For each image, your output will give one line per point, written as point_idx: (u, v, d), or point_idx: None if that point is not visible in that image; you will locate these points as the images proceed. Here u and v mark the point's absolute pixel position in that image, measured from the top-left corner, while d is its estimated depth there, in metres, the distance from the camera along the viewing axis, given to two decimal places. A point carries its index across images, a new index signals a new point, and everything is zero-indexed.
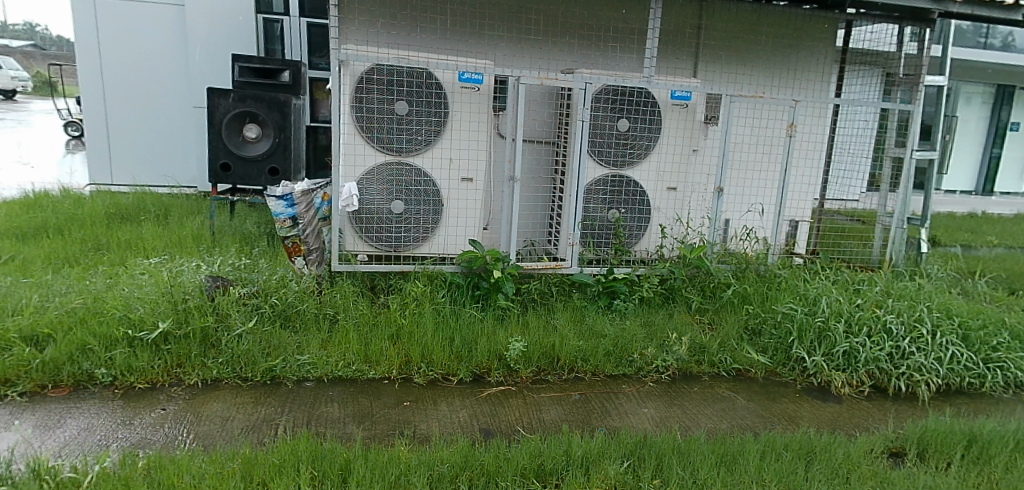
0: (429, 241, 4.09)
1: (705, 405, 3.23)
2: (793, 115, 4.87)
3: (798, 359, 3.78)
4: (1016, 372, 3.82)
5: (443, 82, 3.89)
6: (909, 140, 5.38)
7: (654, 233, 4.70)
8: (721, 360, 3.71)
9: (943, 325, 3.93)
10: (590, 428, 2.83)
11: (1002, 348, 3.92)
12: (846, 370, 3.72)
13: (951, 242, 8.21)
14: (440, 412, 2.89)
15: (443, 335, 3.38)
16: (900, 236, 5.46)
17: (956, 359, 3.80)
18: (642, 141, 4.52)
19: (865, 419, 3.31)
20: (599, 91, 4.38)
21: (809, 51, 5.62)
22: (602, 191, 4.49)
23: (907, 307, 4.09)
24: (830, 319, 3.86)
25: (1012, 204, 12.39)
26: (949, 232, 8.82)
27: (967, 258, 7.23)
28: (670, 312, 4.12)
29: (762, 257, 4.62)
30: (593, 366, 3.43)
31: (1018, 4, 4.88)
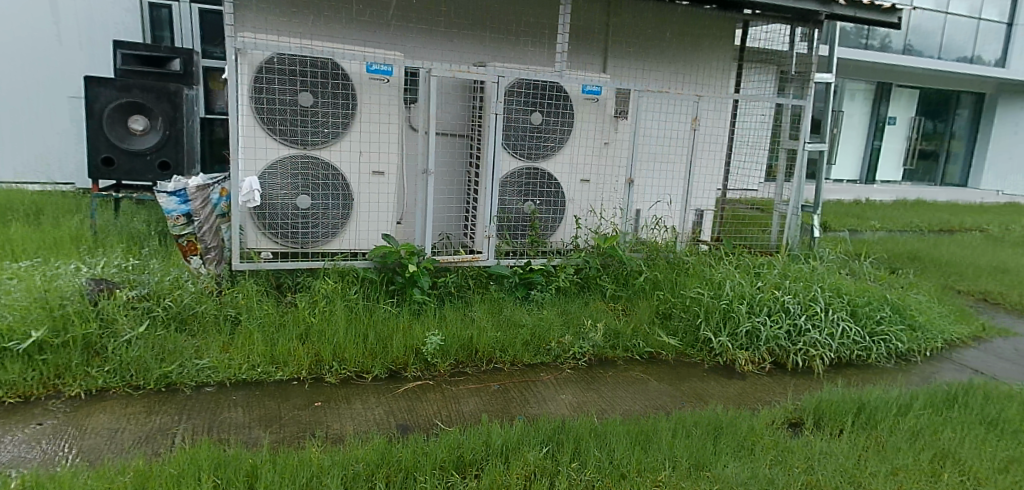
0: (339, 236, 3.96)
1: (620, 388, 3.32)
2: (697, 110, 5.09)
3: (705, 340, 3.96)
4: (897, 343, 4.18)
5: (350, 73, 3.78)
6: (801, 133, 5.75)
7: (569, 224, 4.75)
8: (635, 344, 3.82)
9: (834, 303, 4.26)
10: (509, 417, 2.84)
11: (884, 322, 4.29)
12: (749, 348, 3.93)
13: (840, 227, 8.87)
14: (354, 411, 2.81)
15: (355, 332, 3.30)
16: (795, 222, 5.89)
17: (846, 334, 4.10)
18: (555, 134, 4.58)
19: (766, 393, 3.51)
20: (512, 85, 4.38)
21: (710, 48, 5.87)
22: (518, 183, 4.48)
23: (801, 289, 4.38)
24: (734, 301, 4.08)
25: (891, 192, 13.52)
26: (837, 218, 9.52)
27: (854, 241, 7.82)
28: (585, 300, 4.20)
29: (671, 244, 4.82)
30: (512, 356, 3.44)
31: (892, 8, 5.33)
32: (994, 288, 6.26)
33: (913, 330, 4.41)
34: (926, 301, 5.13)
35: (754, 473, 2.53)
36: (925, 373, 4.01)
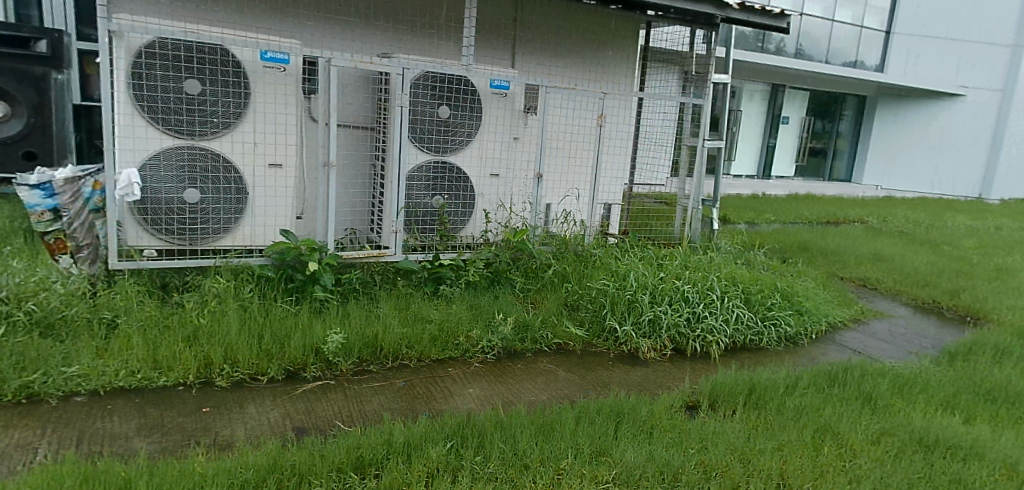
0: (233, 233, 3.76)
1: (528, 380, 3.34)
2: (602, 107, 5.21)
3: (610, 330, 4.06)
4: (786, 327, 4.46)
5: (242, 60, 3.60)
6: (701, 130, 6.02)
7: (479, 219, 4.75)
8: (543, 336, 3.86)
9: (729, 291, 4.49)
10: (414, 414, 2.79)
11: (775, 308, 4.57)
12: (651, 336, 4.07)
13: (738, 220, 9.37)
14: (247, 415, 2.68)
15: (250, 333, 3.16)
16: (697, 216, 6.09)
17: (740, 320, 4.34)
18: (463, 128, 4.54)
19: (666, 378, 3.64)
20: (418, 77, 4.26)
21: (614, 46, 6.02)
22: (426, 177, 4.41)
23: (700, 278, 4.59)
24: (637, 292, 4.22)
25: (785, 187, 14.42)
26: (737, 211, 10.04)
27: (750, 233, 8.28)
28: (495, 294, 4.20)
29: (579, 237, 4.91)
30: (419, 352, 3.38)
31: (781, 13, 5.65)
32: (872, 274, 6.80)
33: (800, 315, 4.72)
34: (812, 288, 5.50)
35: (651, 457, 2.63)
36: (811, 354, 4.30)
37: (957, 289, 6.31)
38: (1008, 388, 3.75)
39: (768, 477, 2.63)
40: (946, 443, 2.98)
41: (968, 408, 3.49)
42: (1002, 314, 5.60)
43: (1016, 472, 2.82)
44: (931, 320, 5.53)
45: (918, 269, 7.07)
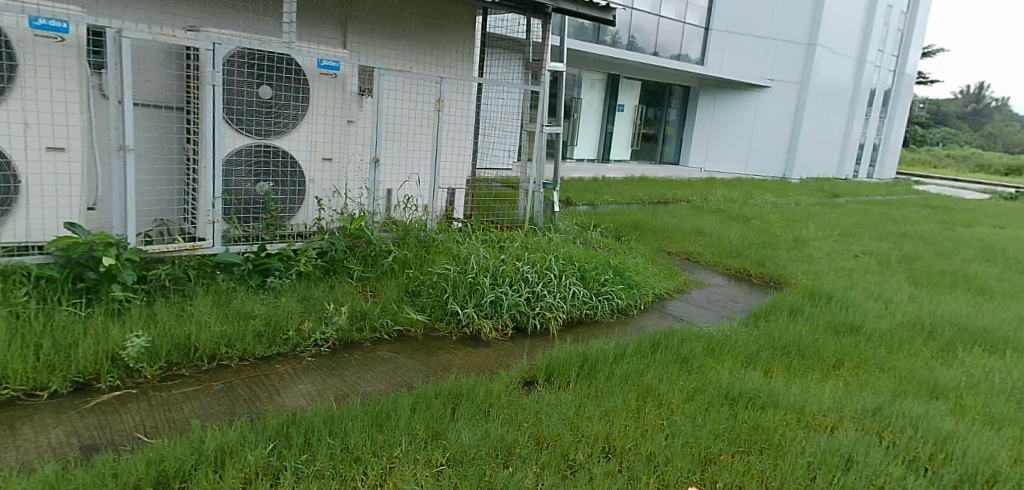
0: (4, 223, 3.42)
1: (366, 369, 3.24)
2: (441, 90, 5.11)
3: (452, 313, 4.03)
4: (618, 300, 4.75)
5: (7, 30, 3.26)
6: (538, 115, 6.12)
7: (311, 206, 4.52)
8: (382, 323, 3.73)
9: (566, 270, 4.68)
10: (233, 417, 2.59)
11: (608, 283, 4.85)
12: (493, 317, 4.10)
13: (579, 201, 9.81)
14: (21, 437, 2.32)
15: (25, 343, 2.74)
16: (540, 198, 6.25)
17: (577, 296, 4.54)
18: (287, 110, 4.27)
19: (506, 357, 3.71)
20: (232, 54, 3.98)
21: (449, 31, 5.96)
22: (247, 162, 4.11)
23: (539, 259, 4.73)
24: (478, 274, 4.24)
25: (623, 170, 15.36)
26: (578, 193, 10.52)
27: (589, 214, 8.70)
28: (331, 284, 4.00)
29: (420, 223, 4.83)
30: (241, 351, 3.14)
31: (608, 6, 6.02)
32: (694, 248, 7.44)
33: (630, 288, 5.05)
34: (642, 263, 5.89)
35: (485, 435, 2.67)
36: (640, 324, 4.60)
37: (763, 258, 7.09)
38: (799, 342, 4.28)
39: (595, 442, 2.77)
40: (747, 395, 3.33)
41: (768, 362, 3.93)
42: (798, 278, 6.39)
43: (801, 414, 3.22)
44: (742, 287, 6.16)
45: (731, 242, 7.84)
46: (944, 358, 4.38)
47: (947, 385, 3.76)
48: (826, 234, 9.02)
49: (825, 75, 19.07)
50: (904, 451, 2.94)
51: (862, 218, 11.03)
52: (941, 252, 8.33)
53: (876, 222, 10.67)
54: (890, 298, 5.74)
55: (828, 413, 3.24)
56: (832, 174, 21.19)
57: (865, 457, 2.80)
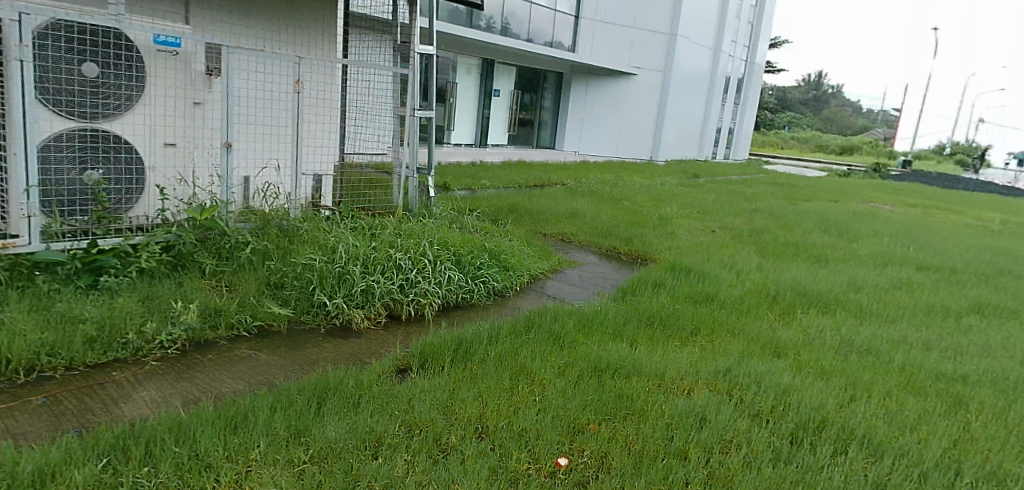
0: None
1: (221, 370, 3.02)
2: (298, 71, 4.84)
3: (320, 305, 3.83)
4: (494, 283, 4.77)
5: None
6: (409, 99, 5.92)
7: (152, 196, 4.16)
8: (240, 319, 3.49)
9: (441, 255, 4.62)
10: (58, 433, 2.33)
11: (483, 266, 4.86)
12: (364, 306, 3.95)
13: (456, 186, 9.77)
14: None
15: None
16: (414, 184, 6.09)
17: (452, 281, 4.49)
18: (118, 90, 3.91)
19: (379, 346, 3.59)
20: (43, 27, 3.54)
21: (307, 9, 5.58)
22: (70, 148, 3.74)
23: (412, 245, 4.63)
24: (347, 264, 4.07)
25: (501, 154, 15.50)
26: (455, 178, 10.47)
27: (466, 198, 8.69)
28: (179, 280, 3.69)
29: (282, 211, 4.56)
30: (68, 359, 2.83)
31: None
32: (568, 229, 7.65)
33: (506, 270, 5.10)
34: (516, 245, 5.96)
35: (353, 428, 2.56)
36: (515, 304, 4.65)
37: (632, 237, 7.42)
38: (663, 313, 4.52)
39: (467, 423, 2.76)
40: (614, 365, 3.47)
41: (634, 334, 4.12)
42: (663, 254, 6.76)
43: (662, 379, 3.41)
44: (612, 265, 6.42)
45: (602, 221, 8.15)
46: (786, 320, 4.81)
47: (787, 344, 4.14)
48: (688, 212, 9.62)
49: (685, 62, 20.25)
50: (750, 406, 3.19)
51: (719, 196, 11.89)
52: (785, 225, 9.15)
53: (731, 199, 11.54)
54: (743, 269, 6.22)
55: (686, 377, 3.45)
56: (693, 155, 22.65)
57: (716, 414, 3.01)
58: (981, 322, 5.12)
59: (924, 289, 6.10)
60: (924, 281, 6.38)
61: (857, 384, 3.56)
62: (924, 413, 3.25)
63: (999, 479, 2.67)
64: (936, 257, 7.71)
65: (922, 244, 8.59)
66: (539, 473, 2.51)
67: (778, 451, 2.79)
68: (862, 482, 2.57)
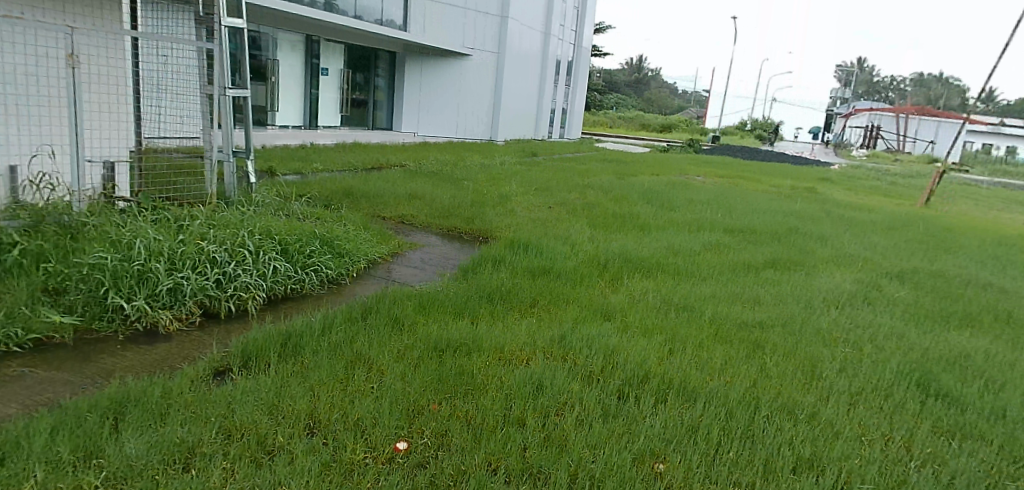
0: None
1: None
2: (72, 43, 4.20)
3: (116, 309, 3.37)
4: (327, 271, 4.51)
5: None
6: (217, 77, 5.37)
7: None
8: (10, 333, 2.99)
9: (264, 246, 4.29)
10: None
11: (314, 255, 4.59)
12: (173, 306, 3.54)
13: (285, 170, 9.16)
14: None
15: None
16: (232, 170, 5.58)
17: (278, 272, 4.19)
18: None
19: (192, 348, 3.24)
20: None
21: None
22: None
23: (229, 236, 4.24)
24: (149, 261, 3.63)
25: (333, 136, 14.82)
26: (282, 162, 9.82)
27: (296, 183, 8.17)
28: None
29: (61, 205, 4.02)
30: None
31: None
32: (406, 211, 7.49)
33: (340, 257, 4.86)
34: (351, 229, 5.70)
35: (158, 441, 2.29)
36: (351, 291, 4.44)
37: (471, 216, 7.43)
38: (502, 289, 4.58)
39: (297, 420, 2.57)
40: (453, 344, 3.44)
41: (473, 311, 4.12)
42: (501, 231, 6.84)
43: (501, 352, 3.43)
44: (452, 244, 6.38)
45: (441, 202, 8.08)
46: (615, 286, 5.10)
47: (616, 308, 4.38)
48: (526, 189, 9.87)
49: (517, 44, 20.66)
50: (583, 368, 3.33)
51: (555, 173, 12.33)
52: (614, 198, 9.71)
53: (565, 176, 12.02)
54: (576, 241, 6.49)
55: (524, 348, 3.51)
56: (529, 134, 23.31)
57: (552, 380, 3.09)
58: (776, 275, 5.81)
59: (731, 249, 6.79)
60: (731, 242, 7.11)
61: (675, 338, 3.86)
62: (730, 358, 3.61)
63: (789, 407, 3.04)
64: (741, 220, 8.63)
65: (729, 210, 9.56)
66: (377, 460, 2.39)
67: (608, 407, 2.93)
68: (679, 425, 2.78)
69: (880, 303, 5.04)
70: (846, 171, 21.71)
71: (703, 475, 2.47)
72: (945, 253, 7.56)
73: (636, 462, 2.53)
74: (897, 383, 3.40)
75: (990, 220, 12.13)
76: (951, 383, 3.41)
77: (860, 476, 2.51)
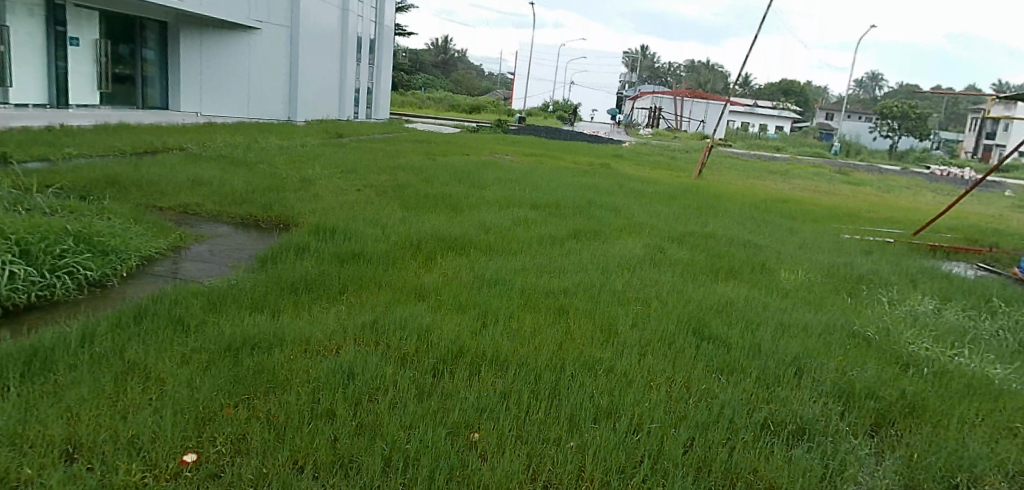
0: None
1: None
2: None
3: None
4: (85, 272, 3.90)
5: None
6: None
7: None
8: None
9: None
10: None
11: (68, 255, 3.98)
12: None
13: (29, 157, 7.75)
14: None
15: None
16: None
17: (18, 278, 3.54)
18: None
19: None
20: None
21: None
22: None
23: None
24: None
25: (91, 117, 12.89)
26: (23, 147, 8.28)
27: (44, 172, 6.96)
28: None
29: None
30: None
31: None
32: (191, 200, 6.73)
33: (105, 255, 4.24)
34: (117, 223, 4.97)
35: None
36: (121, 293, 3.89)
37: (269, 202, 6.90)
38: (306, 277, 4.32)
39: (51, 448, 2.18)
40: (250, 341, 3.16)
41: (274, 303, 3.83)
42: (304, 217, 6.44)
43: (306, 345, 3.23)
44: (248, 234, 5.87)
45: (234, 189, 7.39)
46: (428, 265, 5.08)
47: (429, 287, 4.36)
48: (330, 172, 9.42)
49: (312, 20, 19.53)
50: (396, 350, 3.26)
51: (362, 155, 11.95)
52: (425, 178, 9.65)
53: (374, 157, 11.72)
54: (386, 224, 6.32)
55: (332, 337, 3.34)
56: (332, 115, 22.28)
57: (362, 366, 2.97)
58: (577, 245, 6.19)
59: (537, 223, 7.09)
60: (537, 217, 7.43)
61: (487, 311, 3.94)
62: (538, 325, 3.77)
63: (590, 364, 3.26)
64: (545, 196, 9.07)
65: (535, 186, 10.00)
66: (158, 479, 2.11)
67: (422, 386, 2.89)
68: (492, 394, 2.84)
69: (664, 263, 5.62)
70: (637, 149, 23.88)
71: (516, 438, 2.55)
72: (715, 217, 8.62)
73: (452, 435, 2.53)
74: (678, 333, 3.80)
75: (749, 187, 14.10)
76: (720, 328, 3.90)
77: (650, 417, 2.76)
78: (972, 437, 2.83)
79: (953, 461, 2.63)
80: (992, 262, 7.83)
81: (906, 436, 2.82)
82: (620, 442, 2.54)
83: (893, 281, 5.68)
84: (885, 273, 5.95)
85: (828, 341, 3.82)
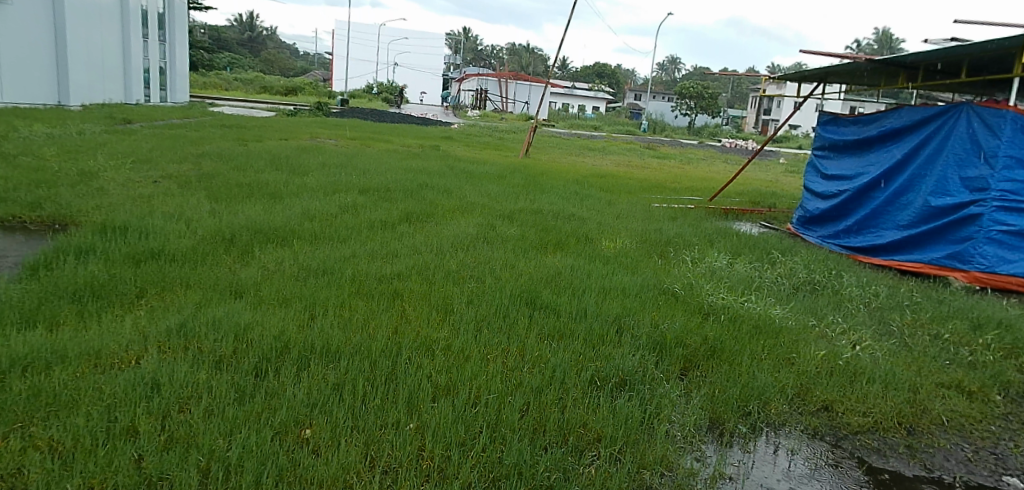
0: None
1: None
2: None
3: None
4: None
5: None
6: None
7: None
8: None
9: None
10: None
11: None
12: None
13: None
14: None
15: None
16: None
17: None
18: None
19: None
20: None
21: None
22: None
23: None
24: None
25: None
26: None
27: None
28: None
29: None
30: None
31: None
32: None
33: None
34: None
35: None
36: None
37: (39, 199, 5.94)
38: (95, 282, 3.80)
39: None
40: (22, 362, 2.71)
41: (52, 315, 3.31)
42: (87, 214, 5.63)
43: (97, 359, 2.83)
44: (12, 238, 5.02)
45: None
46: (245, 259, 4.71)
47: (247, 282, 4.04)
48: (118, 162, 8.34)
49: None
50: (210, 354, 2.97)
51: (157, 143, 10.73)
52: (236, 166, 8.91)
53: (171, 145, 10.58)
54: (191, 217, 5.74)
55: (129, 347, 2.96)
56: (117, 100, 19.73)
57: (170, 374, 2.67)
58: (409, 228, 6.08)
59: (366, 209, 6.87)
60: (365, 202, 7.19)
61: (315, 302, 3.75)
62: (371, 311, 3.66)
63: (426, 344, 3.23)
64: (372, 180, 8.81)
65: (361, 171, 9.67)
66: None
67: (242, 388, 2.66)
68: (323, 388, 2.69)
69: (496, 241, 5.73)
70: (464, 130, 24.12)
71: (351, 428, 2.45)
72: (540, 194, 8.96)
73: (279, 436, 2.37)
74: (511, 305, 3.90)
75: (569, 164, 14.90)
76: (550, 297, 4.07)
77: (486, 388, 2.81)
78: (760, 369, 3.25)
79: (747, 391, 3.01)
80: (771, 221, 9.03)
81: (709, 375, 3.17)
82: (458, 415, 2.55)
83: (694, 242, 6.32)
84: (687, 235, 6.60)
85: (643, 300, 4.15)
